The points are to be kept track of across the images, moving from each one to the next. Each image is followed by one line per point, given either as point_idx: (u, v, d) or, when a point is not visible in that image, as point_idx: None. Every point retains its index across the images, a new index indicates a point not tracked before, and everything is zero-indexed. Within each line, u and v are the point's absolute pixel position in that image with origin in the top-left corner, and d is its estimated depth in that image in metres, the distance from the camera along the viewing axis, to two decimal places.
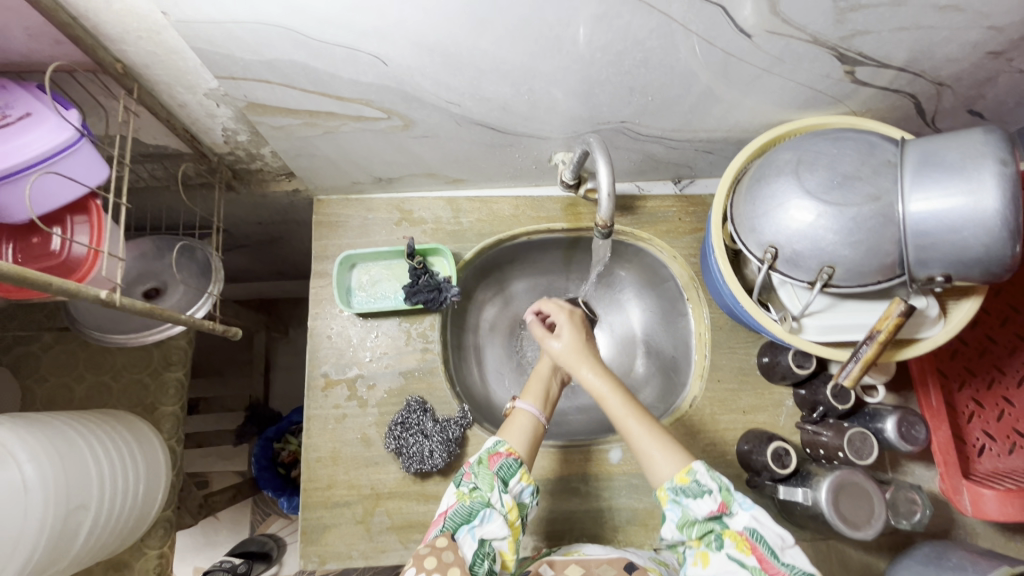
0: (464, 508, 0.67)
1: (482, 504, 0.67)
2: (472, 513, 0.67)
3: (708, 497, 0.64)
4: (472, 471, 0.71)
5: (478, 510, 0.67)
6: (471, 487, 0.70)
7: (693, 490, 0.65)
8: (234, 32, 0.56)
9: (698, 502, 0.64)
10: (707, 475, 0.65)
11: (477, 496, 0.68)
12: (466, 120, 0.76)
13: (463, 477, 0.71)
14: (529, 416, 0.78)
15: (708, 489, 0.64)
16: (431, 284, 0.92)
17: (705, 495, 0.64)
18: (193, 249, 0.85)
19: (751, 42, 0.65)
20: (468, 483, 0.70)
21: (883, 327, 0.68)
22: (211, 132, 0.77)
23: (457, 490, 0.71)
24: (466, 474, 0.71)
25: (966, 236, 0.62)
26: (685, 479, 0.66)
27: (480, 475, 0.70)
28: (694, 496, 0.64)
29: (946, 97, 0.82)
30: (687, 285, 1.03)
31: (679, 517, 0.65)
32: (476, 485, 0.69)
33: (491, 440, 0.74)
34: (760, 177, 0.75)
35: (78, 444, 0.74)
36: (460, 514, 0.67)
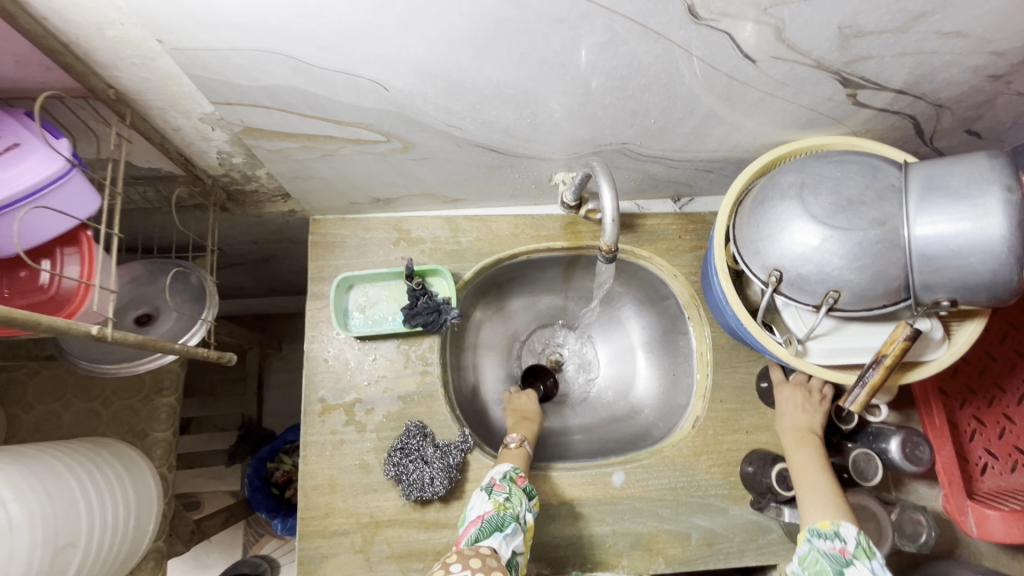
0: (498, 517, 0.71)
1: (513, 517, 0.71)
2: (503, 523, 0.70)
3: (838, 543, 0.66)
4: (504, 484, 0.75)
5: (510, 521, 0.71)
6: (504, 498, 0.73)
7: (831, 535, 0.67)
8: (232, 59, 0.54)
9: (828, 543, 0.67)
10: (853, 534, 0.66)
11: (510, 508, 0.72)
12: (466, 142, 0.75)
13: (494, 487, 0.75)
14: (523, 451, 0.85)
15: (843, 537, 0.66)
16: (431, 306, 0.90)
17: (838, 540, 0.66)
18: (187, 273, 0.82)
19: (756, 67, 0.64)
20: (502, 494, 0.74)
21: (889, 351, 0.68)
22: (205, 155, 0.75)
23: (490, 498, 0.73)
24: (498, 485, 0.75)
25: (972, 261, 0.62)
26: (825, 525, 0.69)
27: (512, 489, 0.75)
28: (831, 541, 0.67)
29: (945, 118, 0.82)
30: (688, 304, 1.03)
31: (804, 552, 0.69)
32: (508, 498, 0.74)
33: (512, 465, 0.79)
34: (763, 199, 0.75)
35: (67, 478, 0.72)
36: (494, 522, 0.70)
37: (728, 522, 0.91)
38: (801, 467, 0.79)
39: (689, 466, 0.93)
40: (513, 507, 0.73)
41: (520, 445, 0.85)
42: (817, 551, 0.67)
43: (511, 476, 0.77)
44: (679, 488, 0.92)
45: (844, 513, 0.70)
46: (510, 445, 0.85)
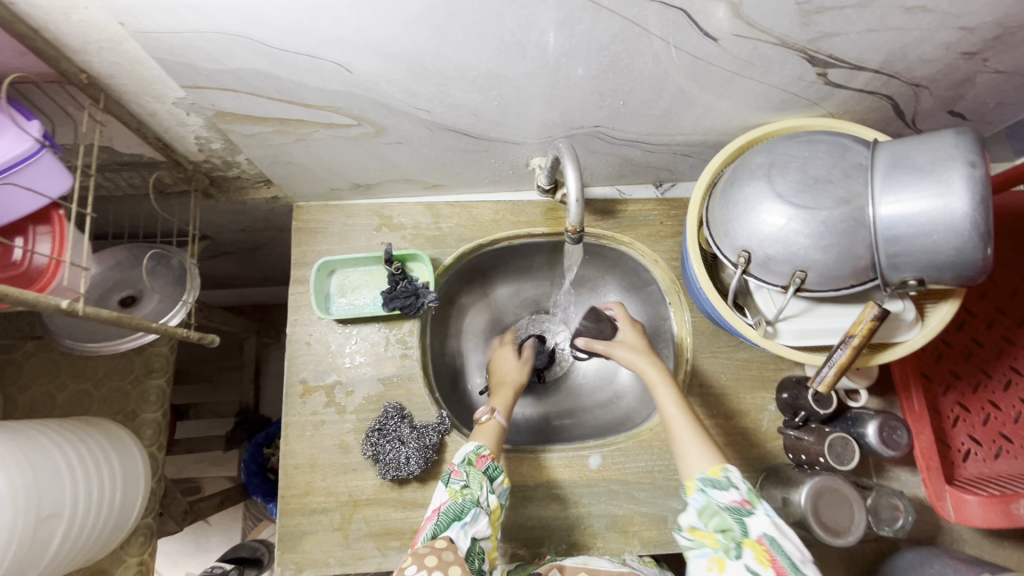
0: (456, 505, 0.71)
1: (472, 501, 0.71)
2: (462, 510, 0.70)
3: (734, 491, 0.66)
4: (462, 470, 0.76)
5: (470, 507, 0.71)
6: (461, 485, 0.74)
7: (725, 484, 0.66)
8: (194, 42, 0.56)
9: (726, 494, 0.66)
10: (740, 478, 0.67)
11: (468, 494, 0.72)
12: (437, 126, 0.76)
13: (453, 476, 0.76)
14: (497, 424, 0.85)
15: (736, 485, 0.66)
16: (409, 290, 0.92)
17: (733, 489, 0.66)
18: (168, 256, 0.85)
19: (718, 45, 0.64)
20: (459, 481, 0.74)
21: (857, 331, 0.68)
22: (183, 141, 0.77)
23: (448, 487, 0.74)
24: (455, 472, 0.76)
25: (936, 239, 0.62)
26: (716, 472, 0.68)
27: (470, 474, 0.75)
28: (726, 491, 0.66)
29: (924, 99, 0.81)
30: (669, 289, 1.03)
31: (701, 505, 0.66)
32: (465, 484, 0.74)
33: (473, 445, 0.80)
34: (733, 181, 0.75)
35: (52, 452, 0.75)
36: (452, 510, 0.70)
37: None
38: (665, 408, 0.77)
39: (666, 450, 0.93)
40: (473, 491, 0.73)
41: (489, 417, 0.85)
42: (716, 503, 0.65)
43: (469, 459, 0.77)
44: (656, 471, 0.92)
45: (722, 455, 0.71)
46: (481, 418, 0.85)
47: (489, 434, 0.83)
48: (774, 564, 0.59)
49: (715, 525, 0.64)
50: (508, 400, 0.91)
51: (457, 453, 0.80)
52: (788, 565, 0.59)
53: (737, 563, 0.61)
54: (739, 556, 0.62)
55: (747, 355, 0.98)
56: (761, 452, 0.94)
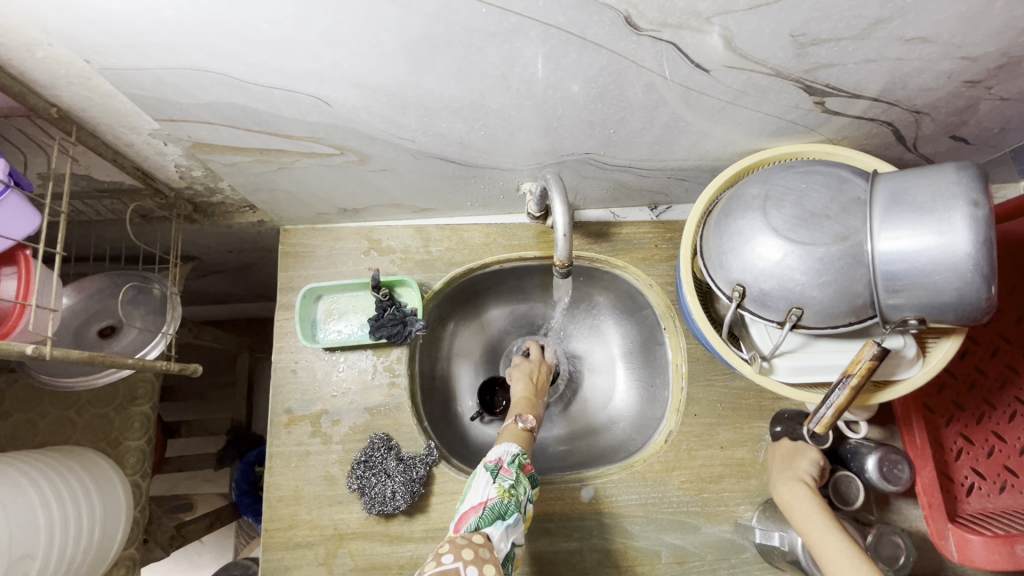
0: (502, 505, 0.70)
1: (517, 506, 0.71)
2: (506, 512, 0.70)
3: None
4: (512, 469, 0.74)
5: (513, 510, 0.70)
6: (510, 485, 0.72)
7: None
8: (165, 79, 0.54)
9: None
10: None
11: (514, 495, 0.72)
12: (423, 154, 0.74)
13: (501, 472, 0.73)
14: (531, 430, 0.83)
15: None
16: (396, 318, 0.90)
17: None
18: (149, 286, 0.83)
19: (711, 76, 0.62)
20: (508, 480, 0.72)
21: (856, 370, 0.66)
22: (163, 169, 0.75)
23: (496, 483, 0.72)
24: (505, 470, 0.73)
25: (938, 279, 0.59)
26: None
27: (518, 477, 0.74)
28: None
29: (926, 125, 0.78)
30: (664, 314, 1.00)
31: None
32: (514, 485, 0.73)
33: (519, 449, 0.77)
34: (727, 212, 0.72)
35: (25, 490, 0.73)
36: (498, 509, 0.69)
37: (700, 540, 0.89)
38: (811, 534, 0.69)
39: (660, 482, 0.91)
40: (518, 494, 0.72)
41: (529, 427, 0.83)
42: None
43: (520, 462, 0.75)
44: (650, 504, 0.90)
45: None
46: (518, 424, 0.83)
47: (522, 440, 0.80)
48: None
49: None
50: (538, 414, 0.89)
51: (495, 449, 0.76)
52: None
53: None
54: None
55: (743, 384, 0.95)
56: (758, 484, 0.92)
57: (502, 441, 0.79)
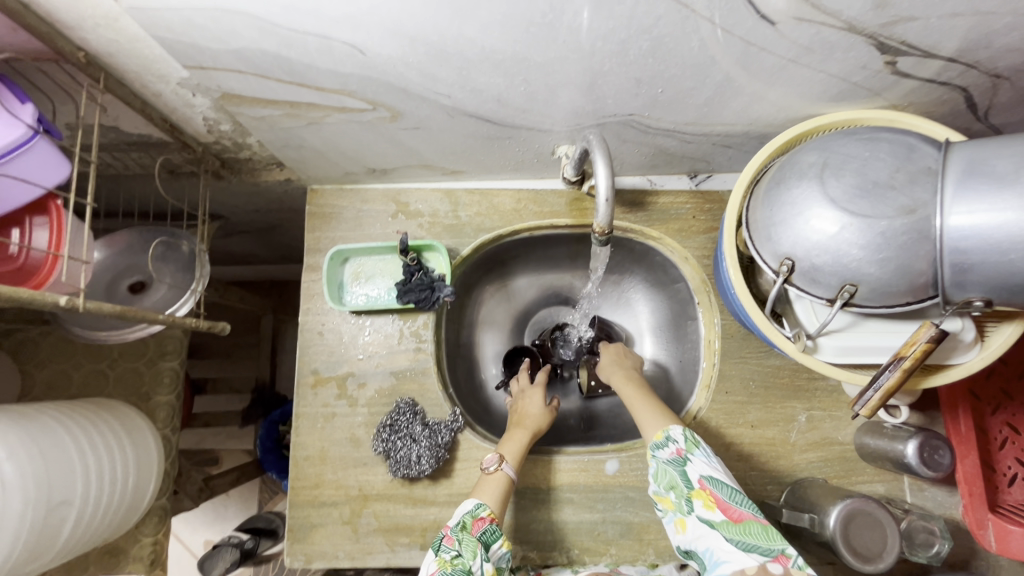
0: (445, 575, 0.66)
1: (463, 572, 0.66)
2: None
3: (673, 445, 0.73)
4: (455, 537, 0.70)
5: None
6: (452, 555, 0.68)
7: (666, 442, 0.74)
8: (195, 21, 0.51)
9: (669, 453, 0.73)
10: (679, 430, 0.75)
11: (458, 564, 0.67)
12: (458, 112, 0.71)
13: (444, 543, 0.70)
14: (503, 477, 0.77)
15: (676, 439, 0.74)
16: (423, 283, 0.88)
17: (672, 444, 0.74)
18: (177, 243, 0.82)
19: (776, 29, 0.57)
20: (450, 550, 0.69)
21: (909, 352, 0.62)
22: (191, 122, 0.73)
23: (438, 555, 0.69)
24: (448, 538, 0.71)
25: (1013, 258, 0.55)
26: (659, 435, 0.76)
27: (463, 541, 0.70)
28: (667, 448, 0.74)
29: (1003, 91, 0.72)
30: (698, 289, 0.97)
31: (653, 470, 0.74)
32: (458, 553, 0.69)
33: (473, 505, 0.74)
34: (780, 180, 0.68)
35: (63, 438, 0.74)
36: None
37: None
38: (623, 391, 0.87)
39: None
40: (465, 561, 0.68)
41: (497, 469, 0.78)
42: (662, 463, 0.73)
43: (465, 523, 0.72)
44: None
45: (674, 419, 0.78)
46: (486, 470, 0.78)
47: (493, 493, 0.76)
48: (718, 504, 0.68)
49: (665, 484, 0.72)
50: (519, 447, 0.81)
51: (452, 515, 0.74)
52: (728, 498, 0.68)
53: (692, 517, 0.69)
54: (691, 509, 0.69)
55: (779, 363, 0.92)
56: (788, 464, 0.89)
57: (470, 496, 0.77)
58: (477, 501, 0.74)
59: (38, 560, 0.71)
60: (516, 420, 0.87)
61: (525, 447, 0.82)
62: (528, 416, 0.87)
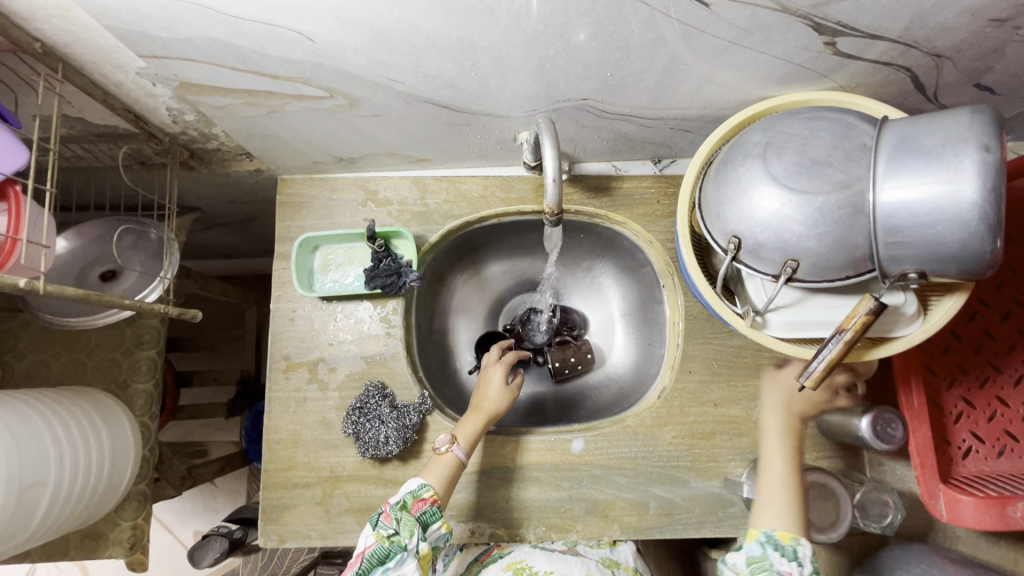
0: (381, 550, 0.69)
1: (399, 548, 0.69)
2: (387, 555, 0.68)
3: (794, 565, 0.67)
4: (393, 515, 0.72)
5: (395, 552, 0.69)
6: (390, 531, 0.71)
7: (787, 552, 0.68)
8: (143, 9, 0.53)
9: (786, 563, 0.68)
10: (808, 555, 0.68)
11: (395, 540, 0.70)
12: (414, 98, 0.73)
13: (382, 519, 0.72)
14: (453, 458, 0.79)
15: (801, 560, 0.68)
16: (391, 269, 0.90)
17: (793, 561, 0.68)
18: (145, 231, 0.84)
19: (711, 11, 0.59)
20: (388, 526, 0.71)
21: (850, 325, 0.64)
22: (155, 112, 0.75)
23: (375, 531, 0.71)
24: (386, 515, 0.72)
25: (940, 230, 0.57)
26: (786, 536, 0.70)
27: (402, 519, 0.72)
28: (785, 558, 0.68)
29: (947, 71, 0.73)
30: (663, 272, 0.99)
31: (756, 556, 0.69)
32: (395, 530, 0.71)
33: (416, 484, 0.75)
34: (727, 160, 0.70)
35: (35, 423, 0.76)
36: (377, 555, 0.68)
37: (689, 493, 0.90)
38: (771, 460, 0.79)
39: (652, 437, 0.91)
40: (402, 537, 0.70)
41: (448, 450, 0.80)
42: (770, 561, 0.68)
43: (403, 503, 0.73)
44: (639, 457, 0.91)
45: (799, 520, 0.72)
46: (437, 449, 0.80)
47: (441, 474, 0.78)
48: None
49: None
50: (474, 429, 0.83)
51: (395, 493, 0.76)
52: None
53: None
54: None
55: (741, 343, 0.94)
56: (750, 441, 0.91)
57: (422, 474, 0.79)
58: (422, 480, 0.76)
59: (12, 541, 0.74)
60: (476, 401, 0.87)
61: (481, 430, 0.83)
62: (488, 399, 0.87)
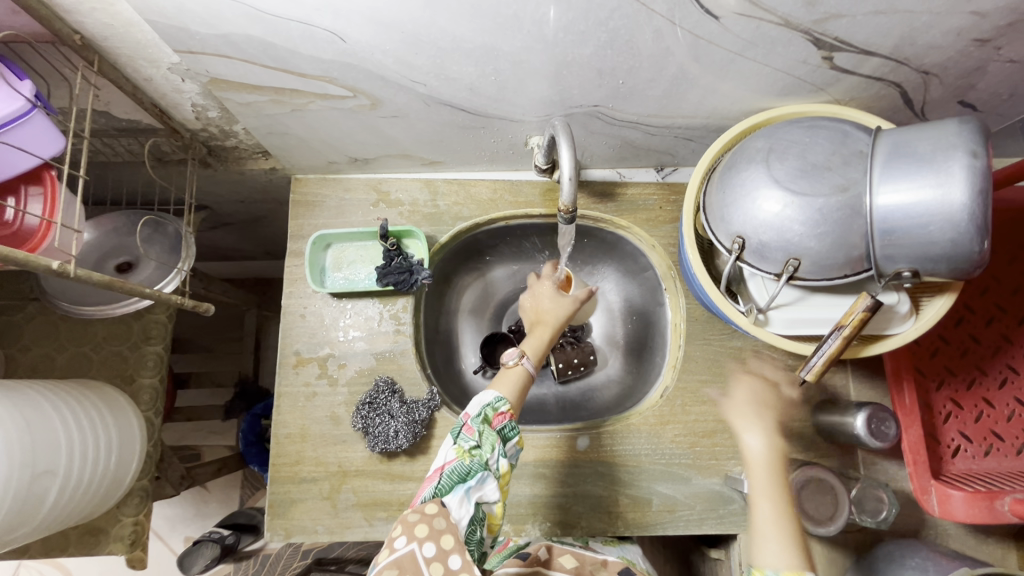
0: (462, 467, 0.71)
1: (481, 465, 0.70)
2: (467, 473, 0.70)
3: None
4: (475, 428, 0.73)
5: (476, 470, 0.70)
6: (471, 445, 0.72)
7: None
8: (186, 6, 0.55)
9: None
10: None
11: (476, 456, 0.71)
12: (434, 100, 0.76)
13: (464, 432, 0.73)
14: (523, 370, 0.81)
15: None
16: (403, 267, 0.92)
17: None
18: (164, 223, 0.86)
19: (720, 24, 0.63)
20: (469, 441, 0.72)
21: (849, 321, 0.68)
22: (180, 108, 0.77)
23: (457, 444, 0.72)
24: (467, 428, 0.73)
25: (932, 230, 0.61)
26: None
27: (484, 434, 0.72)
28: None
29: (934, 87, 0.79)
30: (665, 275, 1.02)
31: None
32: (477, 445, 0.72)
33: (491, 398, 0.76)
34: (732, 165, 0.73)
35: (48, 412, 0.77)
36: (458, 473, 0.70)
37: (691, 491, 0.92)
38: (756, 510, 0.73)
39: (655, 434, 0.94)
40: (482, 454, 0.72)
41: (517, 362, 0.82)
42: None
43: (484, 417, 0.74)
44: (643, 454, 0.93)
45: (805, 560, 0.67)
46: (505, 363, 0.82)
47: (510, 385, 0.80)
48: None
49: None
50: (540, 345, 0.87)
51: (470, 404, 0.77)
52: None
53: None
54: None
55: (741, 344, 0.97)
56: None
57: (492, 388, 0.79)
58: (496, 395, 0.77)
59: (20, 530, 0.73)
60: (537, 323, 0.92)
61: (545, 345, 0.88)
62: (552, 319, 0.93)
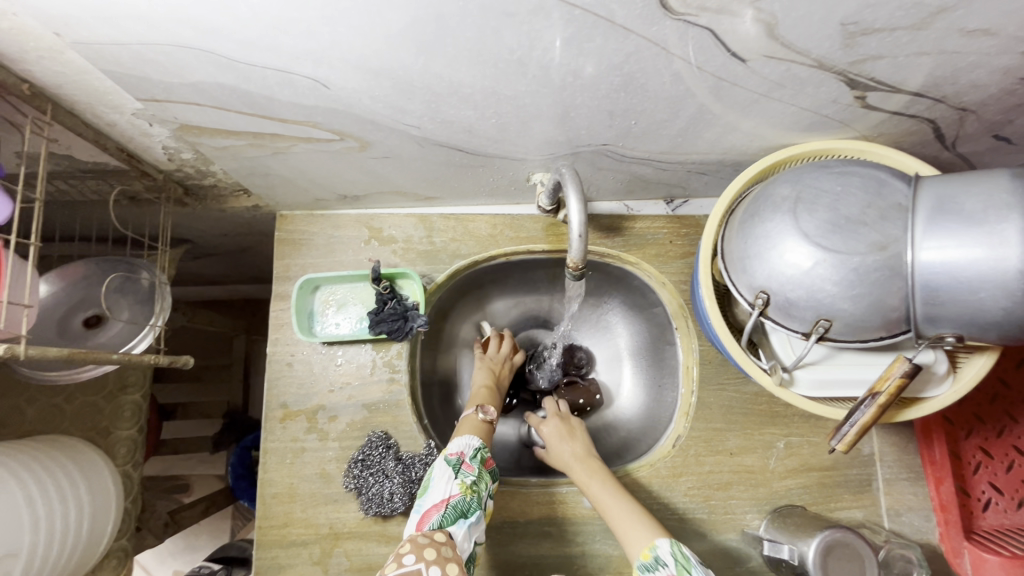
0: (464, 503, 0.69)
1: (479, 503, 0.70)
2: (468, 509, 0.69)
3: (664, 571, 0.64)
4: (474, 465, 0.73)
5: (475, 508, 0.70)
6: (472, 481, 0.71)
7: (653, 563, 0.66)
8: (145, 55, 0.49)
9: None
10: None
11: (476, 492, 0.71)
12: (428, 141, 0.69)
13: (463, 468, 0.72)
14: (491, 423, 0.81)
15: None
16: (397, 312, 0.86)
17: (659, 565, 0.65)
18: (136, 275, 0.79)
19: (746, 66, 0.57)
20: (470, 476, 0.72)
21: (883, 388, 0.62)
22: (150, 151, 0.70)
23: (458, 480, 0.71)
24: (466, 465, 0.73)
25: (982, 297, 0.55)
26: (647, 555, 0.67)
27: (480, 472, 0.73)
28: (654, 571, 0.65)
29: (970, 123, 0.72)
30: (676, 314, 0.96)
31: None
32: (476, 481, 0.72)
33: (480, 443, 0.76)
34: (754, 212, 0.67)
35: (9, 486, 0.70)
36: (461, 507, 0.69)
37: (706, 547, 0.87)
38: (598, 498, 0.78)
39: (667, 487, 0.88)
40: (480, 490, 0.72)
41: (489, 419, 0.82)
42: None
43: (481, 457, 0.75)
44: (654, 510, 0.87)
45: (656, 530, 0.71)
46: (481, 415, 0.81)
47: (481, 431, 0.79)
48: None
49: None
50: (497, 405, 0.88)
51: (457, 443, 0.75)
52: None
53: None
54: None
55: (757, 389, 0.92)
56: (768, 492, 0.89)
57: (462, 433, 0.78)
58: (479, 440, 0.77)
59: None
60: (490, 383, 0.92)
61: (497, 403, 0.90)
62: (501, 382, 0.95)
